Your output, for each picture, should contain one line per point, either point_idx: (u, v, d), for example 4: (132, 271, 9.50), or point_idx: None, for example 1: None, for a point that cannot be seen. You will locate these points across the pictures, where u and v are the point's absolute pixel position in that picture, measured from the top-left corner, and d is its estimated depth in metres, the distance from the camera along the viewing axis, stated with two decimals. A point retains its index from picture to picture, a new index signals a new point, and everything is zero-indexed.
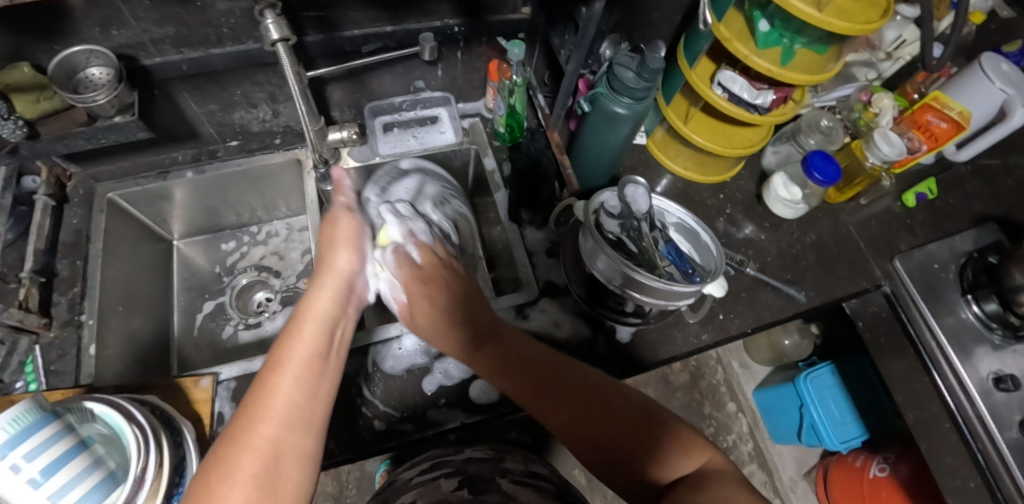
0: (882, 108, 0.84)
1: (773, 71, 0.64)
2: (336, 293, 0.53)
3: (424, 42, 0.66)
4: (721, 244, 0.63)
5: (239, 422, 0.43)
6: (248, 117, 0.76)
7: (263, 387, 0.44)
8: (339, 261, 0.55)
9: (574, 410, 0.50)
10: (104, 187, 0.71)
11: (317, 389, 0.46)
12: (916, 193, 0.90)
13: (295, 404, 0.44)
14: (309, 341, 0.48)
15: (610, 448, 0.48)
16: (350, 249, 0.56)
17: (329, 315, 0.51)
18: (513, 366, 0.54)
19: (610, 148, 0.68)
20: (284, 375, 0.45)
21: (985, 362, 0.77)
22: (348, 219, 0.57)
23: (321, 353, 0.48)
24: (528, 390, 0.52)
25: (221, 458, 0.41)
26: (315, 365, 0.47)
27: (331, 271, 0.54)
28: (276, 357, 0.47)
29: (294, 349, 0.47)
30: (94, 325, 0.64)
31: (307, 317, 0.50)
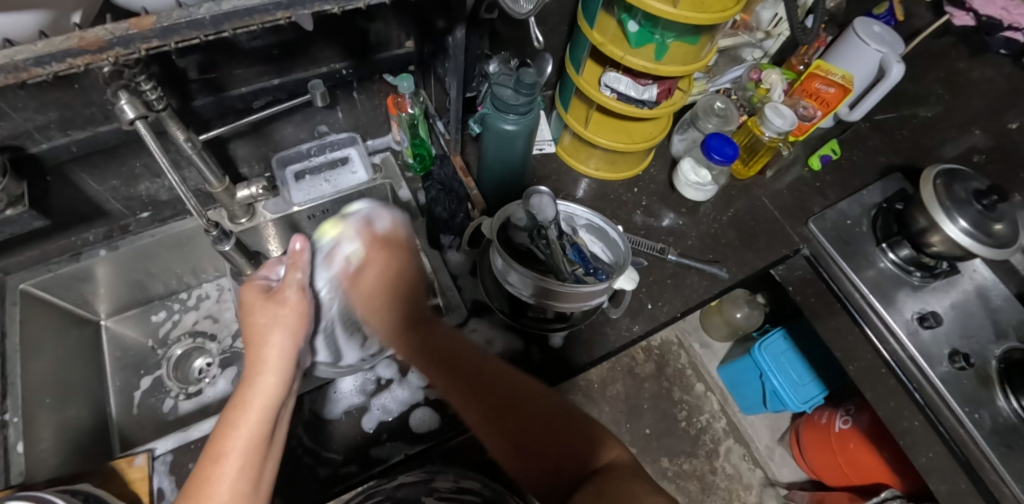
0: (771, 84, 0.89)
1: (647, 67, 0.68)
2: (280, 378, 0.48)
3: (314, 89, 0.67)
4: (627, 239, 0.66)
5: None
6: (154, 187, 0.75)
7: (206, 480, 0.43)
8: (277, 343, 0.49)
9: (521, 423, 0.55)
10: (16, 278, 0.70)
11: (258, 476, 0.45)
12: (819, 156, 0.94)
13: (240, 493, 0.44)
14: (252, 424, 0.46)
15: (552, 460, 0.54)
16: (294, 326, 0.50)
17: (276, 392, 0.48)
18: (455, 369, 0.58)
19: (511, 162, 0.71)
20: (226, 467, 0.44)
21: (908, 305, 0.81)
22: (296, 296, 0.52)
23: (266, 437, 0.46)
24: (473, 392, 0.57)
25: None
26: (259, 452, 0.45)
27: (269, 356, 0.49)
28: (216, 445, 0.45)
29: (237, 439, 0.44)
30: (19, 422, 0.62)
31: (252, 402, 0.46)
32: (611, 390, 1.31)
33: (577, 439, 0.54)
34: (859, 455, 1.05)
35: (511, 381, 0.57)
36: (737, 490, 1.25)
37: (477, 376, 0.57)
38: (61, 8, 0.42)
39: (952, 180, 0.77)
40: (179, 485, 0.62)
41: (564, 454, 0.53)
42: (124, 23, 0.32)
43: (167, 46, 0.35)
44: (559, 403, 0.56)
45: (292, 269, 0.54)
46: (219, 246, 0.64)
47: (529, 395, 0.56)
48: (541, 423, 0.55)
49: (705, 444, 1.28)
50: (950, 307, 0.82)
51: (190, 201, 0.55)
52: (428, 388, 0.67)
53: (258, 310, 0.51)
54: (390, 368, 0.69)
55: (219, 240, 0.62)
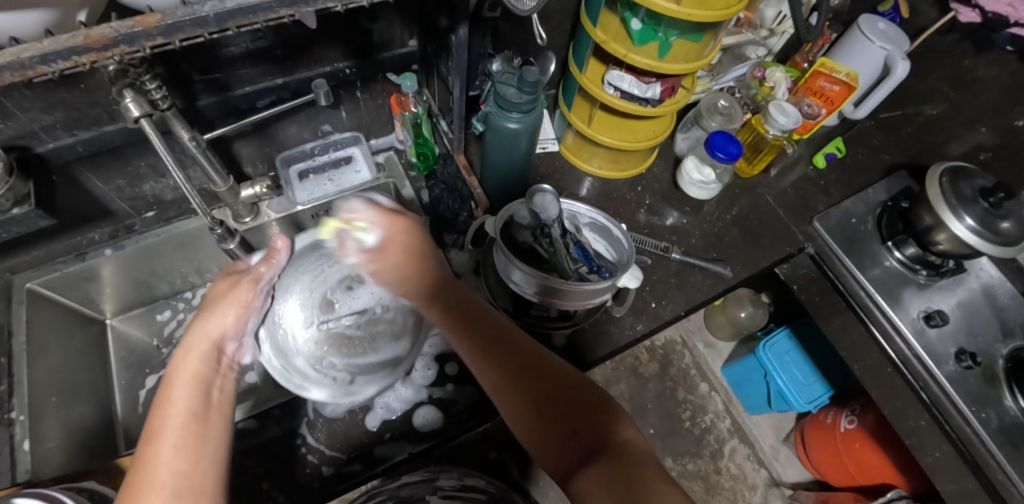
0: (776, 82, 0.89)
1: (650, 65, 0.68)
2: (204, 358, 0.47)
3: (317, 87, 0.68)
4: (631, 237, 0.66)
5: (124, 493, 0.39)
6: (158, 187, 0.76)
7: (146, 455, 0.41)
8: (209, 329, 0.48)
9: (535, 384, 0.50)
10: (21, 278, 0.70)
11: (200, 452, 0.41)
12: (824, 154, 0.94)
13: (181, 473, 0.40)
14: (183, 400, 0.43)
15: (562, 429, 0.48)
16: (236, 308, 0.49)
17: (205, 372, 0.46)
18: (474, 333, 0.54)
19: (515, 160, 0.71)
20: (161, 444, 0.41)
21: (914, 303, 0.81)
22: (247, 284, 0.50)
23: (199, 411, 0.43)
24: (490, 356, 0.52)
25: None
26: (196, 425, 0.42)
27: (200, 339, 0.48)
28: (149, 424, 0.42)
29: (171, 412, 0.42)
30: (26, 420, 0.62)
31: (178, 380, 0.45)
32: (615, 390, 1.30)
33: (597, 411, 0.49)
34: (865, 456, 1.04)
35: (528, 352, 0.53)
36: (741, 490, 1.24)
37: (493, 342, 0.53)
38: (67, 7, 0.43)
39: (958, 178, 0.76)
40: None
41: (578, 426, 0.48)
42: (129, 20, 0.32)
43: (172, 43, 0.35)
44: (577, 376, 0.51)
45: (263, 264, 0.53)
46: (223, 245, 0.64)
47: (546, 367, 0.51)
48: (555, 394, 0.50)
49: (709, 444, 1.28)
50: (957, 305, 0.81)
51: (196, 200, 0.55)
52: (430, 387, 0.67)
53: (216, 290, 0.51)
54: None
55: (225, 238, 0.63)
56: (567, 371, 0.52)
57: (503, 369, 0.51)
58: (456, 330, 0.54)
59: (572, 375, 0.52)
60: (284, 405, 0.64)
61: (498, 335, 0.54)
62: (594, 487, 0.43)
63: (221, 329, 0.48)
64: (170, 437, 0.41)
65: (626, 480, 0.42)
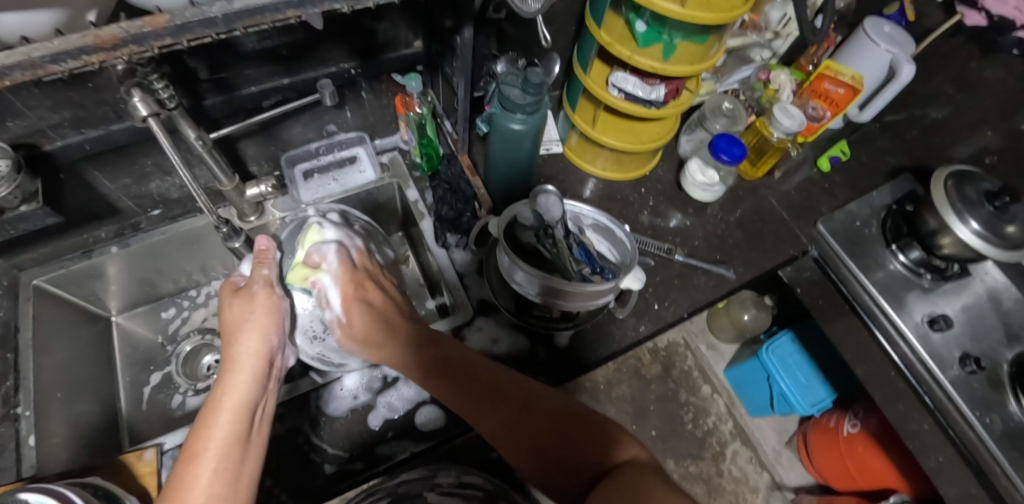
0: (780, 85, 0.88)
1: (654, 67, 0.69)
2: (250, 376, 0.53)
3: (323, 88, 0.69)
4: (634, 239, 0.66)
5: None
6: (164, 186, 0.76)
7: (182, 481, 0.46)
8: (250, 343, 0.55)
9: (532, 424, 0.55)
10: (29, 275, 0.71)
11: (240, 473, 0.48)
12: (828, 157, 0.94)
13: (216, 495, 0.46)
14: (222, 429, 0.49)
15: (566, 461, 0.52)
16: (265, 321, 0.57)
17: (246, 397, 0.52)
18: (463, 380, 0.58)
19: (518, 161, 0.71)
20: (200, 467, 0.47)
21: (918, 307, 0.80)
22: (266, 295, 0.59)
23: (241, 437, 0.49)
24: (481, 405, 0.56)
25: None
26: (236, 450, 0.48)
27: (245, 357, 0.54)
28: (191, 447, 0.48)
29: (212, 441, 0.48)
30: (31, 416, 0.63)
31: (223, 405, 0.50)
32: (617, 391, 1.30)
33: (592, 438, 0.52)
34: (868, 460, 1.03)
35: (522, 395, 0.57)
36: (743, 493, 1.24)
37: (479, 390, 0.57)
38: (76, 7, 0.43)
39: (963, 181, 0.76)
40: None
41: (580, 457, 0.51)
42: (139, 20, 0.33)
43: (181, 43, 0.35)
44: (567, 405, 0.56)
45: (260, 266, 0.62)
46: (229, 243, 0.64)
47: (536, 402, 0.56)
48: (550, 427, 0.54)
49: (711, 446, 1.27)
50: (961, 309, 0.81)
51: (201, 198, 0.55)
52: None
53: (230, 306, 0.58)
54: (396, 366, 0.69)
55: (230, 236, 0.64)
56: (558, 405, 0.56)
57: (500, 421, 0.56)
58: (445, 383, 0.59)
59: (567, 405, 0.56)
60: (286, 403, 0.64)
61: (493, 387, 0.57)
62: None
63: (263, 348, 0.55)
64: (208, 460, 0.47)
65: (626, 488, 0.45)
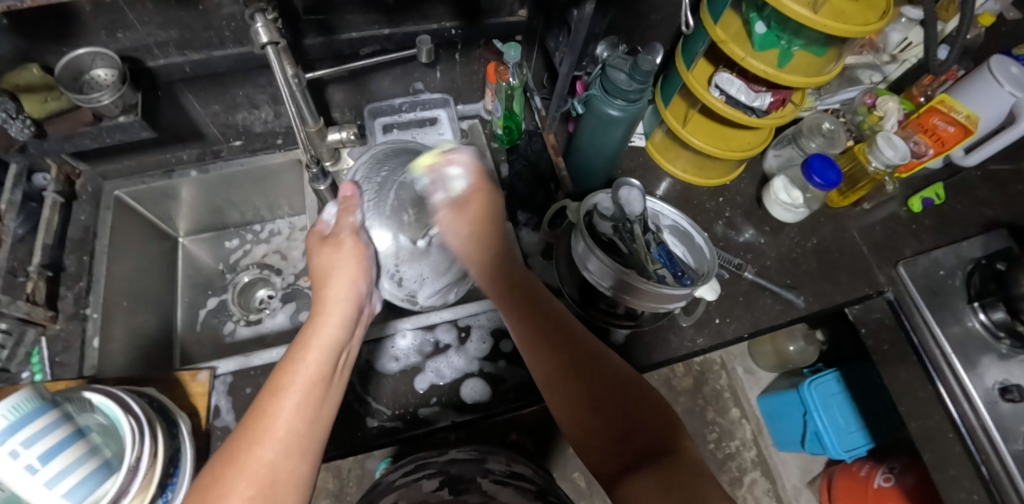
0: (887, 112, 0.83)
1: (767, 71, 0.64)
2: (342, 319, 0.53)
3: (422, 45, 0.66)
4: (714, 247, 0.64)
5: (238, 443, 0.44)
6: (250, 118, 0.77)
7: (270, 408, 0.46)
8: (340, 286, 0.54)
9: (597, 384, 0.51)
10: (112, 185, 0.73)
11: (319, 413, 0.47)
12: (921, 198, 0.88)
13: (296, 432, 0.45)
14: (312, 364, 0.49)
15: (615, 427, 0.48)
16: (357, 264, 0.55)
17: (333, 341, 0.51)
18: (538, 318, 0.56)
19: (605, 149, 0.68)
20: (286, 400, 0.46)
21: (991, 372, 0.75)
22: (352, 241, 0.55)
23: (326, 376, 0.49)
24: (552, 339, 0.55)
25: (227, 467, 0.43)
26: (321, 389, 0.48)
27: (337, 301, 0.53)
28: (281, 377, 0.48)
29: (300, 373, 0.48)
30: (98, 319, 0.65)
31: (314, 342, 0.51)
32: None
33: (658, 422, 0.48)
34: None
35: (591, 348, 0.54)
36: None
37: (554, 330, 0.55)
38: None
39: None
40: (235, 407, 0.63)
41: (633, 430, 0.48)
42: None
43: None
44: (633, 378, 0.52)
45: (345, 212, 0.57)
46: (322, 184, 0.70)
47: (603, 367, 0.53)
48: (616, 395, 0.50)
49: (730, 471, 1.24)
50: None
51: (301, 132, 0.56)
52: (484, 361, 0.67)
53: (320, 253, 0.55)
54: (449, 333, 0.68)
55: (318, 179, 0.60)
56: (625, 374, 0.52)
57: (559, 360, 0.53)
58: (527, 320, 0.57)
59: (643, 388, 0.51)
60: None
61: (560, 322, 0.56)
62: (644, 489, 0.43)
63: (358, 291, 0.55)
64: (295, 395, 0.47)
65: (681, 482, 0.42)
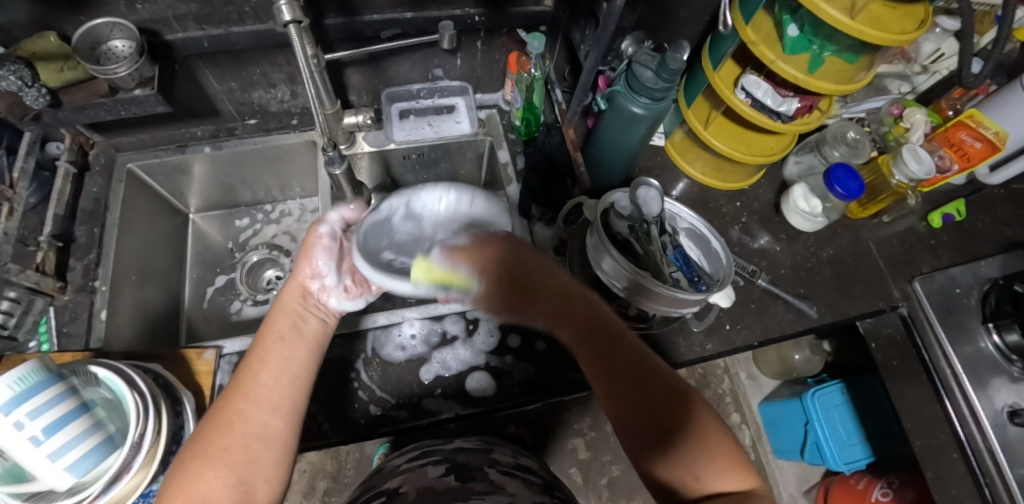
0: (913, 124, 0.82)
1: (797, 77, 0.62)
2: (296, 300, 0.57)
3: (444, 30, 0.66)
4: (731, 253, 0.63)
5: (216, 408, 0.48)
6: (266, 97, 0.75)
7: (242, 370, 0.50)
8: (299, 276, 0.58)
9: (653, 395, 0.48)
10: (125, 157, 0.72)
11: (286, 373, 0.51)
12: (942, 213, 0.86)
13: (266, 389, 0.49)
14: (275, 334, 0.53)
15: (675, 448, 0.45)
16: (309, 258, 0.58)
17: (294, 314, 0.55)
18: (584, 322, 0.53)
19: (626, 147, 0.67)
20: (256, 366, 0.50)
21: (1001, 394, 0.74)
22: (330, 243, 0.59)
23: (291, 340, 0.53)
24: (597, 344, 0.52)
25: (206, 433, 0.46)
26: (284, 349, 0.52)
27: (294, 286, 0.58)
28: (252, 346, 0.52)
29: (266, 343, 0.52)
30: (106, 291, 0.65)
31: (275, 317, 0.55)
32: None
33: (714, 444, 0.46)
34: None
35: (642, 354, 0.51)
36: None
37: (600, 331, 0.52)
38: None
39: None
40: None
41: (693, 450, 0.45)
42: None
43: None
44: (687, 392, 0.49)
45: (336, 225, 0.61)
46: (329, 168, 0.61)
47: (657, 374, 0.49)
48: (674, 411, 0.47)
49: None
50: None
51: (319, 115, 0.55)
52: (490, 354, 0.67)
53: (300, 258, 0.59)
54: (457, 325, 0.69)
55: (332, 162, 0.60)
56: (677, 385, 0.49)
57: (609, 363, 0.50)
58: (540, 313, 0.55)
59: (687, 395, 0.49)
60: (345, 338, 0.65)
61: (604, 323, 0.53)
62: None
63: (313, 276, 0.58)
64: (262, 358, 0.51)
65: None
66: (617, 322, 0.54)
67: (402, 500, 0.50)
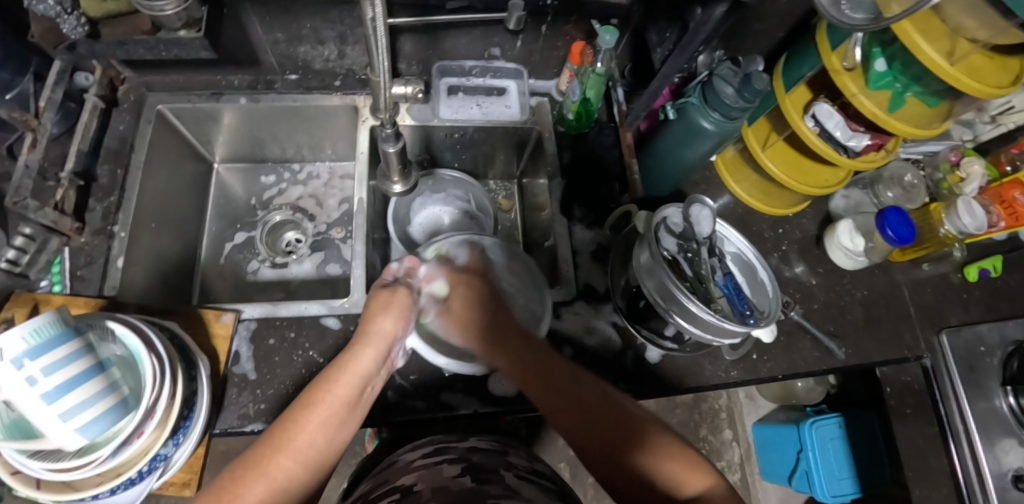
0: (969, 175, 0.79)
1: (878, 114, 0.59)
2: (378, 353, 0.51)
3: (513, 10, 0.63)
4: (778, 287, 0.61)
5: (262, 447, 0.44)
6: (312, 53, 0.71)
7: (294, 424, 0.45)
8: (384, 324, 0.52)
9: (596, 421, 0.50)
10: (156, 98, 0.68)
11: (339, 433, 0.47)
12: (979, 268, 0.84)
13: (315, 447, 0.45)
14: (345, 386, 0.48)
15: (625, 470, 0.49)
16: (399, 315, 0.53)
17: (368, 369, 0.50)
18: (523, 361, 0.55)
19: (684, 163, 0.64)
20: (313, 417, 0.46)
21: (1009, 457, 0.73)
22: (404, 292, 0.55)
23: (354, 400, 0.48)
24: (534, 381, 0.54)
25: (240, 475, 0.43)
26: (345, 412, 0.47)
27: (378, 336, 0.51)
28: (311, 395, 0.47)
29: (332, 395, 0.47)
30: (124, 238, 0.62)
31: (350, 367, 0.49)
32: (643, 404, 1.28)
33: (662, 454, 0.48)
34: None
35: (581, 383, 0.53)
36: None
37: (536, 367, 0.55)
38: None
39: None
40: (255, 356, 0.61)
41: (642, 469, 0.48)
42: None
43: None
44: (630, 412, 0.51)
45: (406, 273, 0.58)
46: (383, 147, 0.57)
47: (592, 398, 0.52)
48: (617, 432, 0.50)
49: None
50: None
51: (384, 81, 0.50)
52: None
53: (370, 293, 0.53)
54: None
55: (388, 139, 0.56)
56: (619, 405, 0.52)
57: (549, 395, 0.53)
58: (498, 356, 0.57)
59: (628, 411, 0.51)
60: None
61: (543, 362, 0.55)
62: None
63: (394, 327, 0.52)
64: (320, 413, 0.46)
65: None
66: (555, 359, 0.56)
67: (416, 499, 0.48)
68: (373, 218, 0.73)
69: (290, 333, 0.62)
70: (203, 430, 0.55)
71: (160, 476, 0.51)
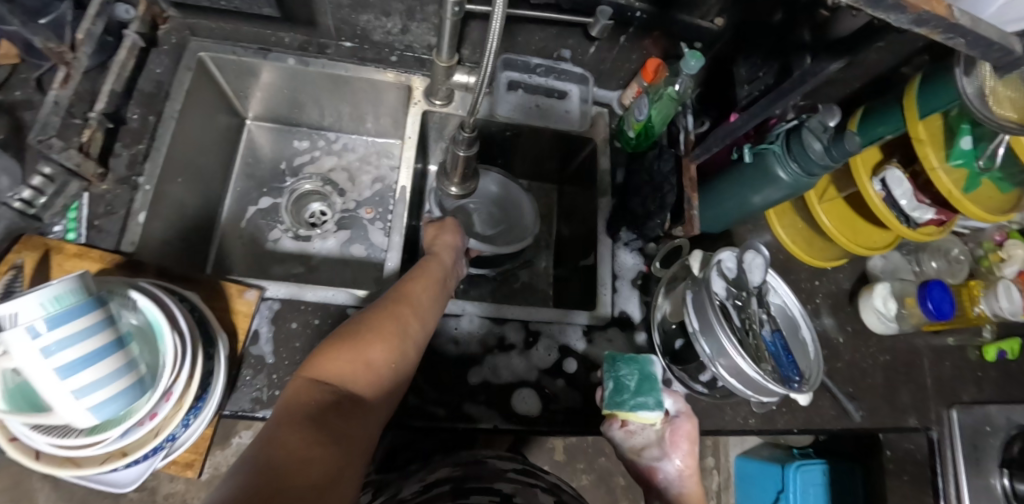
0: (1011, 257, 0.80)
1: (953, 191, 0.56)
2: (451, 259, 0.62)
3: (600, 15, 0.62)
4: (820, 349, 0.61)
5: (387, 301, 0.51)
6: (373, 24, 0.66)
7: (409, 287, 0.54)
8: (449, 239, 0.64)
9: None
10: (199, 44, 0.64)
11: (437, 302, 0.55)
12: (998, 349, 0.83)
13: (425, 304, 0.53)
14: (435, 269, 0.58)
15: None
16: (456, 234, 0.66)
17: (447, 266, 0.60)
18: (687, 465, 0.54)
19: (746, 207, 0.61)
20: (419, 284, 0.54)
21: None
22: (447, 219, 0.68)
23: (443, 282, 0.58)
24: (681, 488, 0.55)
25: (371, 314, 0.49)
26: (440, 287, 0.57)
27: (445, 247, 0.63)
28: (415, 273, 0.57)
29: (429, 274, 0.57)
30: (149, 191, 0.57)
31: (433, 261, 0.60)
32: None
33: None
34: None
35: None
36: None
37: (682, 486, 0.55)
38: None
39: None
40: (274, 338, 0.58)
41: None
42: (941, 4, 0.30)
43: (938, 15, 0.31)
44: None
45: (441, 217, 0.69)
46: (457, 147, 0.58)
47: None
48: None
49: None
50: None
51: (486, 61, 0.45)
52: (545, 374, 0.62)
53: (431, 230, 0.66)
54: (518, 333, 0.64)
55: (462, 141, 0.57)
56: None
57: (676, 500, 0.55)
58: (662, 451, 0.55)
59: None
60: None
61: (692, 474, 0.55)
62: None
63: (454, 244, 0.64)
64: (424, 285, 0.55)
65: None
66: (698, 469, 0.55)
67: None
68: (410, 207, 0.70)
69: (315, 320, 0.59)
70: (215, 411, 0.52)
71: (164, 456, 0.48)
